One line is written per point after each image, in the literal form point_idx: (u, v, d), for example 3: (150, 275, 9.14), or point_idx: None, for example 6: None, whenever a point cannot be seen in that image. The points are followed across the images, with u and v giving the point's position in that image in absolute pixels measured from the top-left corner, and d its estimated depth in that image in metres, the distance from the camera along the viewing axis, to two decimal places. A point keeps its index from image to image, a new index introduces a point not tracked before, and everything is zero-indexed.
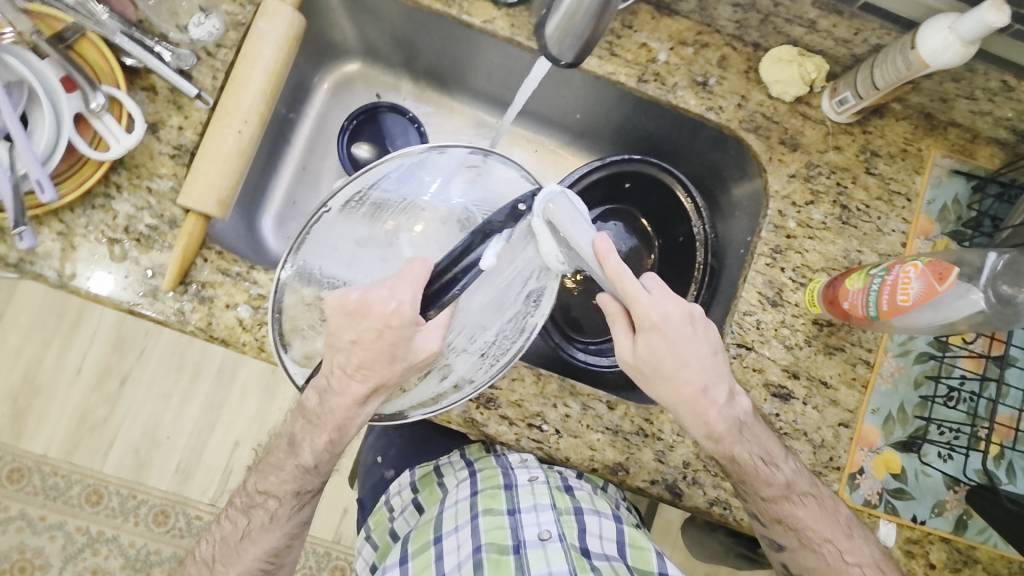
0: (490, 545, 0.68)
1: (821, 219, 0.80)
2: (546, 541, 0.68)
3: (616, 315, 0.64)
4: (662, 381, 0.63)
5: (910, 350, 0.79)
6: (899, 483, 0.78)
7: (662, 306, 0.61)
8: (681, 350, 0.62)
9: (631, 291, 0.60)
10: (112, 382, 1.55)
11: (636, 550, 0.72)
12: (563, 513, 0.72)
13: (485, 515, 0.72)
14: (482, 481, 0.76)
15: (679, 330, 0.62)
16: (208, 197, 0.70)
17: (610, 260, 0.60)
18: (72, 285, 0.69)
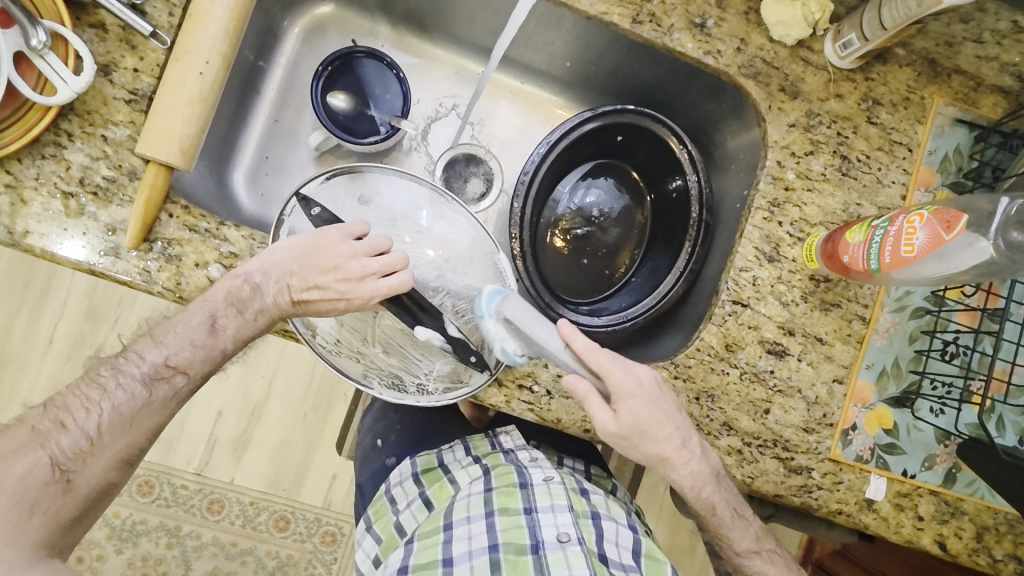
0: (508, 545, 0.66)
1: (820, 170, 0.77)
2: (565, 543, 0.65)
3: (590, 394, 0.64)
4: (647, 441, 0.67)
5: (906, 305, 0.78)
6: (891, 439, 0.78)
7: (634, 376, 0.65)
8: (658, 412, 0.66)
9: (606, 365, 0.64)
10: (88, 350, 1.51)
11: (650, 560, 0.69)
12: (581, 516, 0.70)
13: (500, 513, 0.69)
14: (496, 478, 0.73)
15: (650, 389, 0.66)
16: (168, 146, 0.64)
17: (579, 339, 0.64)
18: (25, 242, 0.64)
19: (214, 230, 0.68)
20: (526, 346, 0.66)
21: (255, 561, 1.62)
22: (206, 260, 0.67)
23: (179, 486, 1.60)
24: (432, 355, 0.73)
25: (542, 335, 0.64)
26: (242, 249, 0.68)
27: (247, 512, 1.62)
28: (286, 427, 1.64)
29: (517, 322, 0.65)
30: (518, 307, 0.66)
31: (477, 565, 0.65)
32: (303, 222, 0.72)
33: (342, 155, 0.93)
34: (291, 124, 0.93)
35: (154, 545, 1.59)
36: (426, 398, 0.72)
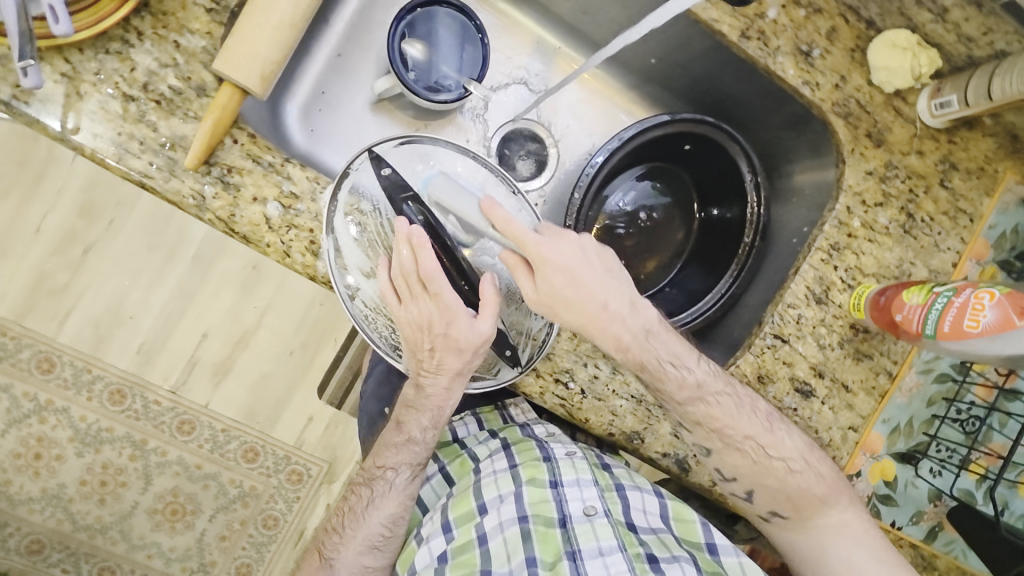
0: (537, 517, 0.68)
1: (885, 223, 0.77)
2: (593, 517, 0.68)
3: (515, 264, 0.66)
4: (569, 311, 0.66)
5: (933, 369, 0.80)
6: (888, 490, 0.81)
7: (555, 248, 0.65)
8: (577, 276, 0.66)
9: (528, 238, 0.64)
10: (75, 249, 1.50)
11: (681, 524, 0.70)
12: (606, 489, 0.71)
13: (528, 484, 0.70)
14: (518, 454, 0.73)
15: (566, 253, 0.66)
16: (249, 69, 0.60)
17: (497, 211, 0.63)
18: (74, 140, 0.59)
19: (278, 166, 0.64)
20: (462, 226, 0.67)
21: (216, 487, 1.60)
22: (264, 196, 0.64)
23: (152, 401, 1.56)
24: None
25: (465, 213, 0.66)
26: (304, 191, 0.65)
27: (217, 438, 1.59)
28: (271, 360, 1.60)
29: (450, 206, 0.67)
30: (445, 184, 0.68)
31: (510, 537, 0.67)
32: (370, 180, 0.67)
33: (401, 106, 0.89)
34: (355, 63, 0.88)
35: (117, 455, 1.56)
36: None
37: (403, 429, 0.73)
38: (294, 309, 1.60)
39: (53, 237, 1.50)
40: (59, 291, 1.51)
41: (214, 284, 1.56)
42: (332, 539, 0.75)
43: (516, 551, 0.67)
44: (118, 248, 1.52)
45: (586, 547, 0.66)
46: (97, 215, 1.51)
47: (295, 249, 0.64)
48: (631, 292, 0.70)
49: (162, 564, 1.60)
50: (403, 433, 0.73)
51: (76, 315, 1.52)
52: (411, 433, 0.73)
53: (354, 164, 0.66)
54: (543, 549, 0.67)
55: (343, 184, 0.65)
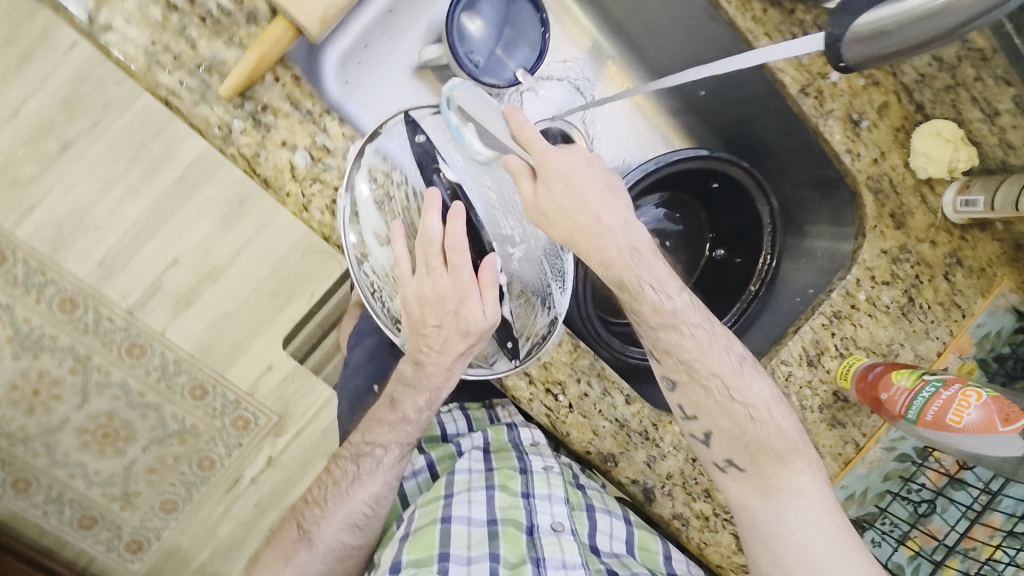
0: (506, 521, 0.70)
1: (886, 302, 0.80)
2: (560, 532, 0.70)
3: (521, 171, 0.59)
4: (562, 218, 0.60)
5: (896, 447, 0.82)
6: None
7: (566, 158, 0.60)
8: (574, 179, 0.59)
9: (538, 141, 0.58)
10: (51, 142, 1.41)
11: (644, 552, 0.74)
12: (576, 509, 0.73)
13: (501, 490, 0.72)
14: (496, 459, 0.76)
15: (568, 159, 0.60)
16: (311, 8, 0.56)
17: (517, 115, 0.57)
18: (104, 39, 0.55)
19: (317, 115, 0.61)
20: (484, 141, 0.61)
21: (156, 417, 1.54)
22: (295, 143, 0.60)
23: (105, 317, 1.48)
24: None
25: (487, 123, 0.60)
26: (338, 148, 0.62)
27: (166, 368, 1.53)
28: (238, 301, 1.54)
29: (472, 116, 0.61)
30: (469, 96, 0.61)
31: (477, 533, 0.68)
32: (399, 144, 0.63)
33: (443, 79, 0.87)
34: (406, 22, 0.84)
35: (56, 365, 1.48)
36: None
37: (398, 408, 0.71)
38: (273, 253, 1.54)
39: (30, 125, 1.39)
40: (25, 182, 1.41)
41: (194, 211, 1.49)
42: (313, 511, 0.73)
43: (480, 545, 0.68)
44: (98, 151, 1.43)
45: (550, 556, 0.67)
46: (82, 112, 1.41)
47: (316, 204, 0.61)
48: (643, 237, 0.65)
49: (82, 485, 1.53)
50: (398, 411, 0.71)
51: (39, 212, 1.42)
52: (405, 413, 0.71)
53: (380, 128, 0.62)
54: (508, 549, 0.68)
55: (370, 145, 0.62)
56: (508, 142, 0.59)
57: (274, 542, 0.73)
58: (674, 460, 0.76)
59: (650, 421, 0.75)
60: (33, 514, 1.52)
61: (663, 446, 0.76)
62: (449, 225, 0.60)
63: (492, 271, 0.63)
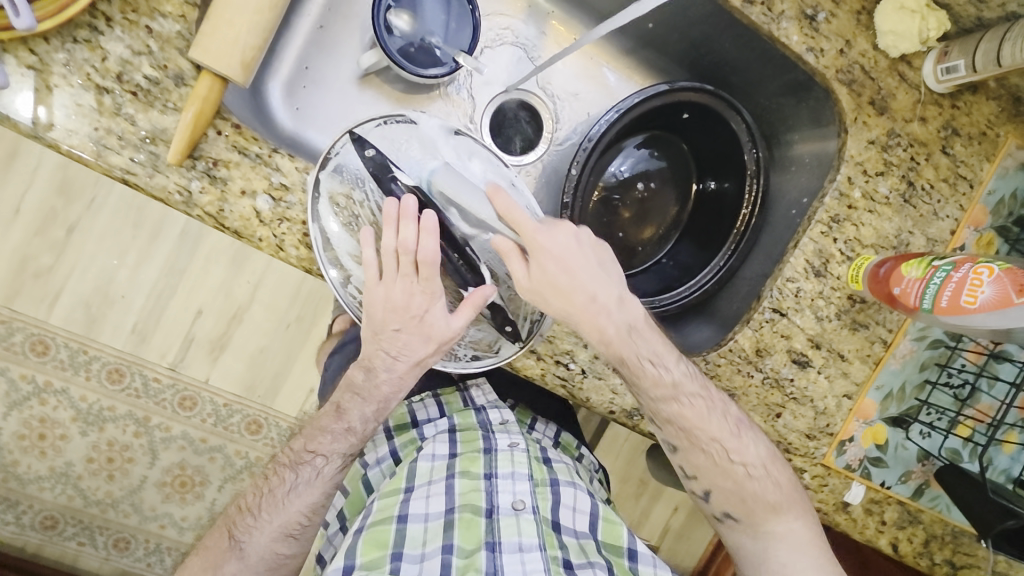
0: (464, 507, 0.69)
1: (885, 193, 0.77)
2: (519, 511, 0.69)
3: (509, 251, 0.63)
4: (561, 298, 0.63)
5: (926, 336, 0.81)
6: (879, 453, 0.83)
7: (549, 232, 0.63)
8: (568, 260, 0.63)
9: (527, 225, 0.62)
10: (57, 229, 1.47)
11: (608, 523, 0.74)
12: (539, 484, 0.75)
13: (462, 477, 0.73)
14: (461, 444, 0.78)
15: (563, 242, 0.64)
16: (230, 56, 0.56)
17: (501, 196, 0.61)
18: (49, 137, 0.56)
19: (267, 157, 0.62)
20: (468, 220, 0.65)
21: (223, 458, 1.63)
22: (254, 189, 0.62)
23: (152, 378, 1.57)
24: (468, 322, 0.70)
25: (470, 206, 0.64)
26: (294, 183, 0.63)
27: (219, 413, 1.62)
28: (269, 335, 1.61)
29: (455, 196, 0.65)
30: (449, 177, 0.65)
31: (431, 526, 0.68)
32: (354, 161, 0.63)
33: (389, 80, 0.86)
34: (338, 34, 0.84)
35: (121, 432, 1.57)
36: (454, 363, 0.70)
37: (342, 417, 0.76)
38: (285, 284, 1.59)
39: (33, 218, 1.45)
40: (45, 272, 1.48)
41: (204, 260, 1.54)
42: (245, 520, 0.77)
43: (434, 539, 0.67)
44: (100, 227, 1.48)
45: (506, 539, 0.66)
46: (75, 194, 1.46)
47: (289, 242, 0.63)
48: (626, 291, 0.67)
49: (175, 532, 1.65)
50: (341, 422, 0.76)
51: (65, 296, 1.49)
52: (350, 424, 0.75)
53: (335, 148, 0.63)
54: (463, 536, 0.67)
55: (325, 169, 0.62)
56: (497, 223, 0.64)
57: (205, 552, 0.76)
58: None
59: None
60: (139, 567, 1.65)
61: None
62: (404, 233, 0.61)
63: (483, 295, 0.64)
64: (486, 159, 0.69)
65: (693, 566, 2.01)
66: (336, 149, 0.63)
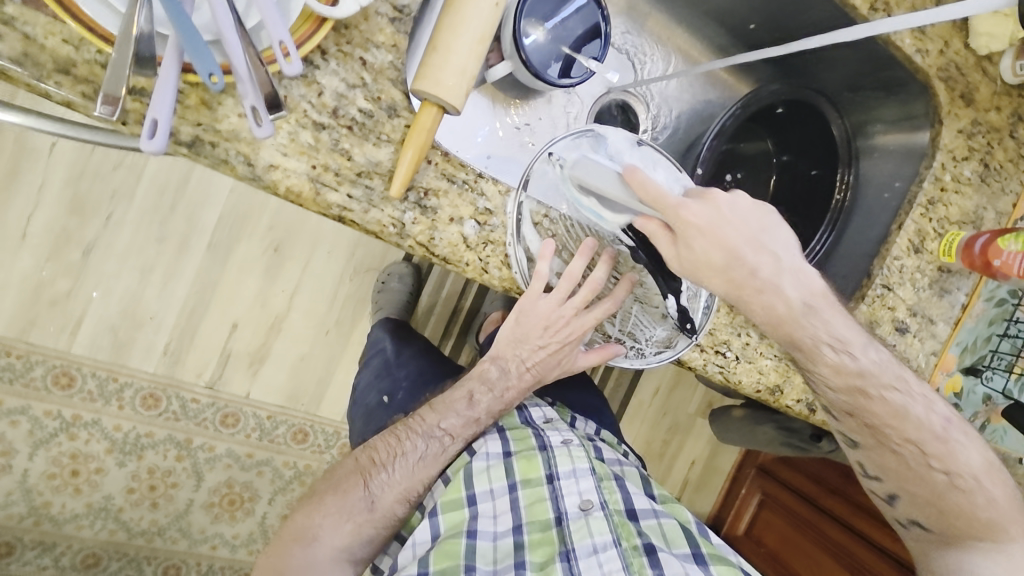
0: (533, 523, 0.71)
1: (968, 175, 0.87)
2: (588, 512, 0.71)
3: (657, 232, 0.61)
4: (712, 274, 0.62)
5: (994, 296, 0.94)
6: (956, 399, 0.96)
7: (695, 204, 0.60)
8: (724, 238, 0.60)
9: (671, 200, 0.58)
10: (72, 251, 1.35)
11: (680, 516, 0.78)
12: (603, 479, 0.76)
13: (524, 486, 0.74)
14: (515, 442, 0.77)
15: (706, 213, 0.60)
16: (456, 87, 0.55)
17: (640, 177, 0.58)
18: (270, 179, 0.55)
19: (472, 183, 0.62)
20: (609, 208, 0.62)
21: (272, 471, 1.58)
22: (461, 216, 0.62)
23: (190, 399, 1.49)
24: (653, 320, 0.69)
25: (610, 193, 0.59)
26: (498, 206, 0.63)
27: (264, 426, 1.56)
28: (309, 342, 1.55)
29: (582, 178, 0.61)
30: (587, 167, 0.61)
31: (499, 545, 0.69)
32: (549, 183, 0.63)
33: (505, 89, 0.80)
34: None
35: (162, 458, 1.49)
36: (641, 360, 0.69)
37: (475, 406, 0.76)
38: (324, 287, 1.53)
39: (43, 240, 1.32)
40: (62, 299, 1.36)
41: (237, 271, 1.46)
42: (380, 475, 0.71)
43: (505, 556, 0.69)
44: (124, 245, 1.37)
45: (579, 545, 0.68)
46: (90, 212, 1.34)
47: (492, 264, 0.64)
48: (795, 262, 0.67)
49: (227, 552, 1.60)
50: (474, 410, 0.75)
51: (88, 323, 1.39)
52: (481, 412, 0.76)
53: (528, 172, 0.62)
54: (534, 552, 0.69)
55: (525, 194, 0.63)
56: (640, 207, 0.59)
57: (341, 495, 0.70)
58: None
59: None
60: None
61: None
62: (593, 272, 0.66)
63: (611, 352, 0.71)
64: (669, 168, 0.65)
65: (710, 511, 2.16)
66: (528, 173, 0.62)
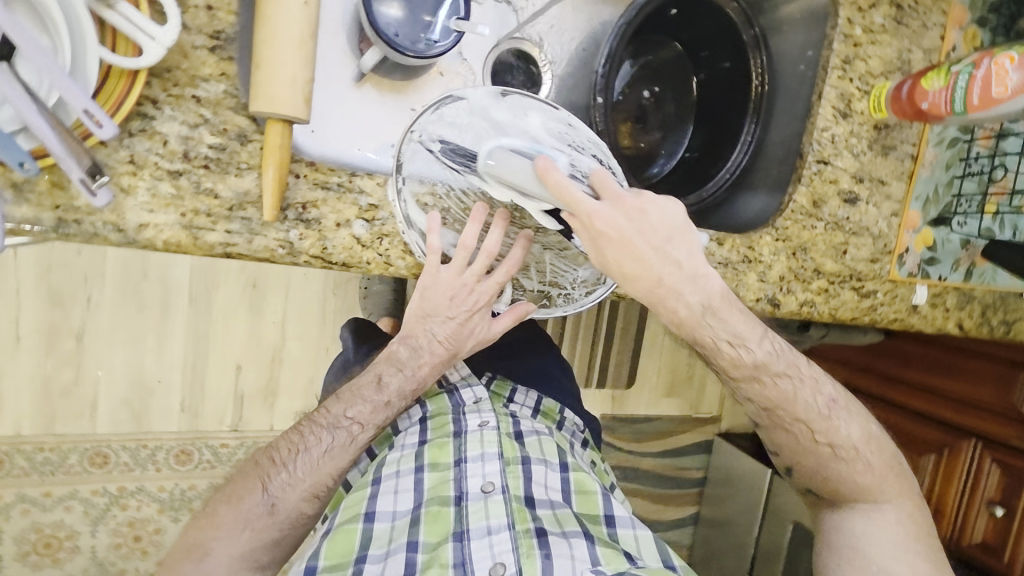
0: (432, 499, 0.64)
1: (881, 22, 0.83)
2: (489, 494, 0.64)
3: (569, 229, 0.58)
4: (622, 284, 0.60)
5: (944, 138, 0.89)
6: (931, 253, 0.93)
7: (608, 209, 0.56)
8: (640, 257, 0.58)
9: (581, 203, 0.54)
10: (66, 341, 1.40)
11: (582, 495, 0.69)
12: (510, 462, 0.69)
13: (430, 469, 0.67)
14: (431, 429, 0.72)
15: (620, 224, 0.57)
16: (293, 97, 0.55)
17: (552, 174, 0.54)
18: (145, 237, 0.56)
19: (348, 183, 0.62)
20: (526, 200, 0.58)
21: None
22: (347, 218, 0.62)
23: (219, 446, 1.55)
24: (573, 263, 0.66)
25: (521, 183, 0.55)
26: (380, 198, 0.63)
27: None
28: (311, 365, 1.59)
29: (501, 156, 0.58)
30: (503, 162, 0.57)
31: (397, 522, 0.63)
32: (423, 161, 0.63)
33: (387, 71, 0.83)
34: (325, 47, 0.80)
35: None
36: (573, 305, 0.68)
37: (383, 388, 0.68)
38: (309, 311, 1.56)
39: (36, 339, 1.38)
40: (71, 387, 1.42)
41: (221, 318, 1.50)
42: (279, 475, 0.64)
43: (399, 535, 0.62)
44: (109, 322, 1.42)
45: (474, 526, 0.61)
46: (69, 300, 1.39)
47: (395, 255, 0.64)
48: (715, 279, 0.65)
49: None
50: (383, 394, 0.68)
51: (103, 402, 1.45)
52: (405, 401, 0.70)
53: (400, 156, 0.62)
54: (427, 531, 0.62)
55: (402, 176, 0.63)
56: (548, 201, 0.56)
57: (236, 501, 0.63)
58: (779, 264, 0.84)
59: (745, 247, 0.83)
60: None
61: (765, 259, 0.84)
62: (489, 239, 0.62)
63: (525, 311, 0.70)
64: (541, 110, 0.66)
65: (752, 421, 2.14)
66: (401, 157, 0.62)
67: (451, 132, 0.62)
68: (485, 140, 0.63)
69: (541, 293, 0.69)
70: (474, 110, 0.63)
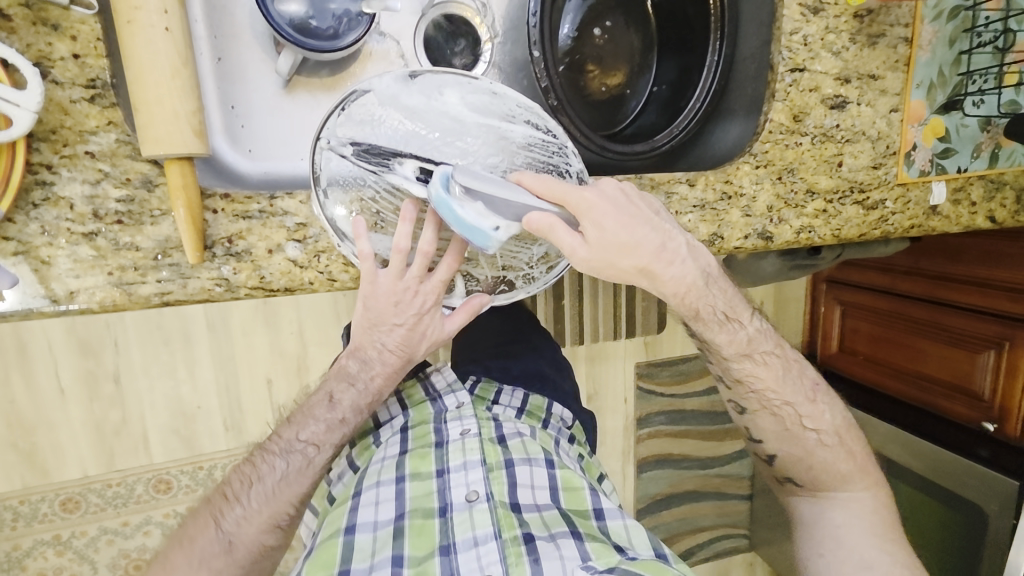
0: (415, 512, 0.68)
1: None
2: (473, 503, 0.68)
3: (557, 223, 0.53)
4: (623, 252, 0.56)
5: (942, 11, 0.77)
6: (945, 145, 0.81)
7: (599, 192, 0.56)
8: (634, 226, 0.57)
9: (565, 189, 0.54)
10: (106, 384, 1.38)
11: (569, 491, 0.71)
12: (494, 468, 0.72)
13: (413, 478, 0.71)
14: (412, 439, 0.76)
15: (619, 202, 0.57)
16: (181, 133, 0.52)
17: (527, 177, 0.54)
18: (77, 304, 0.55)
19: (269, 208, 0.60)
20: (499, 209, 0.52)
21: None
22: (279, 243, 0.60)
23: None
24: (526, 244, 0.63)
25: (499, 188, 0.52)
26: (308, 215, 0.61)
27: None
28: None
29: (479, 189, 0.51)
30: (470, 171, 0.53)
31: (379, 535, 0.65)
32: (344, 167, 0.59)
33: (313, 70, 0.80)
34: (242, 59, 0.76)
35: None
36: (535, 285, 0.66)
37: (335, 405, 0.69)
38: (323, 315, 1.49)
39: (79, 388, 1.36)
40: (121, 426, 1.41)
41: (242, 336, 1.45)
42: (234, 510, 0.66)
43: (384, 547, 0.64)
44: (141, 361, 1.39)
45: (460, 538, 0.65)
46: (98, 347, 1.35)
47: (337, 271, 0.62)
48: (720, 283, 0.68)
49: None
50: (338, 411, 0.69)
51: (153, 434, 1.43)
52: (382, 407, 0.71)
53: (318, 168, 0.59)
54: (415, 544, 0.65)
55: (324, 185, 0.59)
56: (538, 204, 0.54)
57: (189, 544, 0.65)
58: (765, 193, 0.77)
59: (722, 182, 0.75)
60: None
61: (747, 191, 0.76)
62: (423, 238, 0.58)
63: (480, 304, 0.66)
64: (457, 84, 0.60)
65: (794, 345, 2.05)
66: (320, 167, 0.59)
67: (368, 134, 0.59)
68: (404, 133, 0.60)
69: (496, 280, 0.66)
70: (388, 105, 0.59)
